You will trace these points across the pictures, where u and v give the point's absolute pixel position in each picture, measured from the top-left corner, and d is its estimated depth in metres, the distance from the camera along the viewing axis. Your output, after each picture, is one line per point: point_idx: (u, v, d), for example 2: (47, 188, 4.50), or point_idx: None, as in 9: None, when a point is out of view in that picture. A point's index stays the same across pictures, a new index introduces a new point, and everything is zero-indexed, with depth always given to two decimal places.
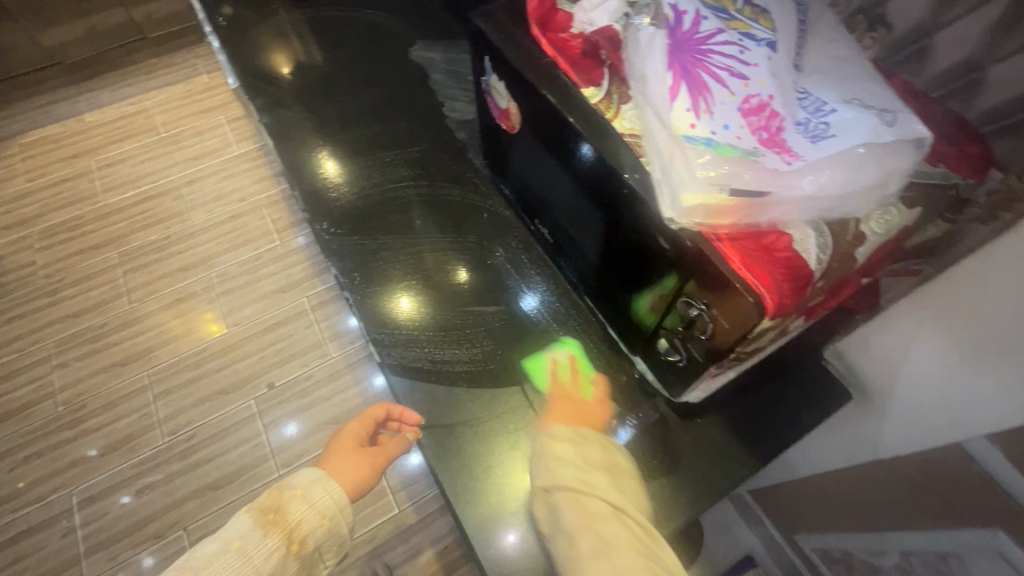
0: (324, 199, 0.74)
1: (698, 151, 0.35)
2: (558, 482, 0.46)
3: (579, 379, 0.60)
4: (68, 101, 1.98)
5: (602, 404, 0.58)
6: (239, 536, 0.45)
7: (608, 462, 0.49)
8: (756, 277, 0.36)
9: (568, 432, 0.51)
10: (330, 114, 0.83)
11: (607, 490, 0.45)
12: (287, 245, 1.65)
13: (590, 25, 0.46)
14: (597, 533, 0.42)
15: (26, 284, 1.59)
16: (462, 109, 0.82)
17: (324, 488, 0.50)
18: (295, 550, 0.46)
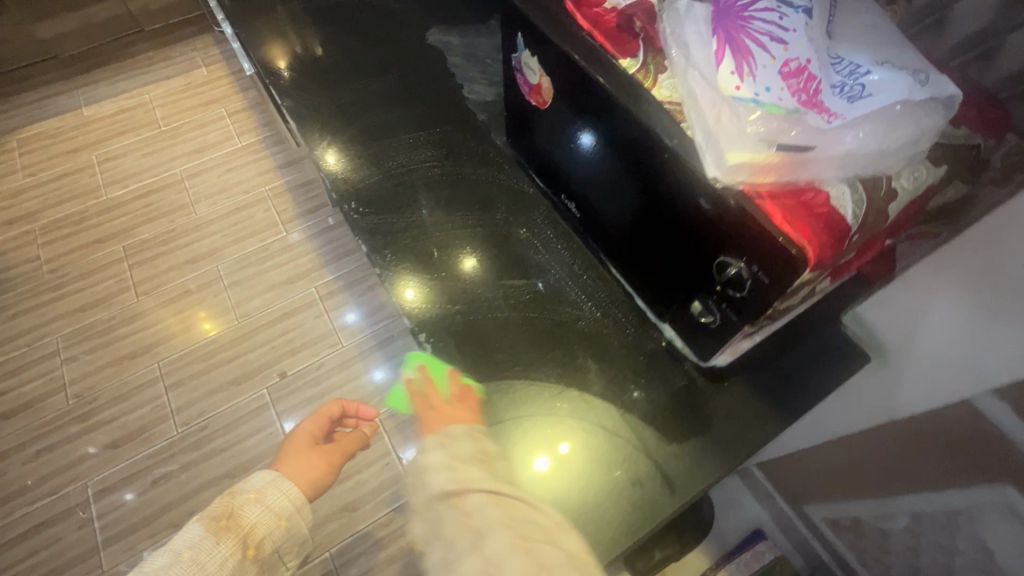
0: (351, 180, 0.76)
1: (745, 110, 0.38)
2: (436, 487, 0.45)
3: (438, 385, 0.59)
4: (66, 96, 1.97)
5: (460, 395, 0.59)
6: (190, 547, 0.57)
7: (479, 451, 0.49)
8: (798, 231, 0.38)
9: (439, 434, 0.51)
10: (351, 97, 0.84)
11: (470, 479, 0.45)
12: (294, 236, 1.66)
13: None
14: (470, 530, 0.41)
15: (30, 278, 1.58)
16: (481, 91, 0.83)
17: (277, 494, 0.64)
18: (251, 553, 0.59)
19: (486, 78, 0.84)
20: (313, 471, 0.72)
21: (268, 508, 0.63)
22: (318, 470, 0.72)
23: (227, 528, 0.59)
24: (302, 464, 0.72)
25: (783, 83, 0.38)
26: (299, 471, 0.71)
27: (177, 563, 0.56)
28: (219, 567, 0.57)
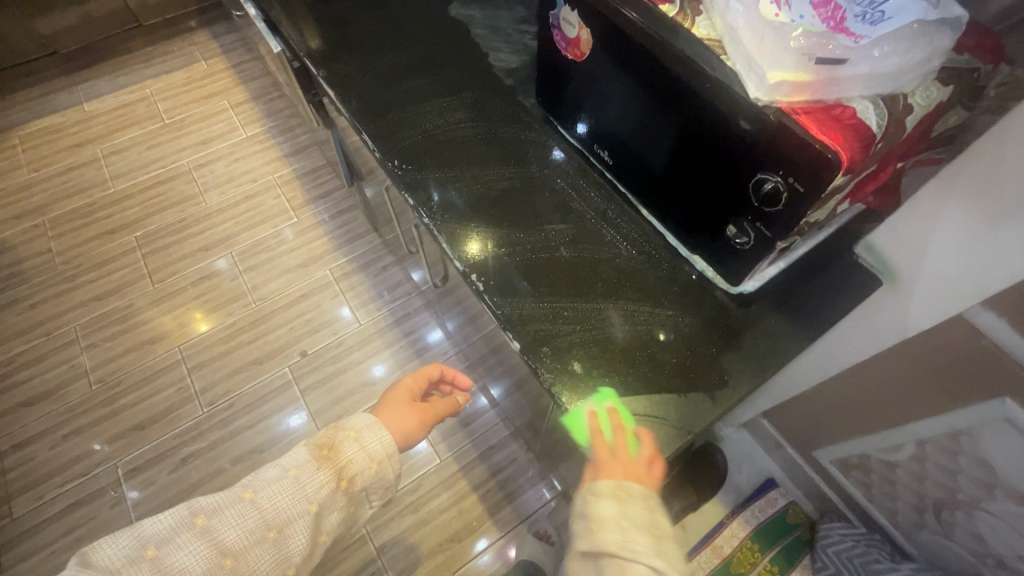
0: (394, 140, 0.80)
1: (784, 31, 0.45)
2: (600, 546, 0.56)
3: (624, 435, 0.60)
4: (66, 91, 1.98)
5: (651, 459, 0.60)
6: (296, 467, 0.68)
7: (648, 518, 0.59)
8: (831, 138, 0.44)
9: (614, 492, 0.60)
10: (383, 66, 0.89)
11: (643, 559, 0.55)
12: (305, 221, 1.70)
13: None
14: None
15: (44, 270, 1.59)
16: (506, 58, 0.88)
17: (374, 438, 0.74)
18: (343, 484, 0.70)
19: (513, 46, 0.89)
20: (406, 424, 0.80)
21: (363, 448, 0.73)
22: (409, 426, 0.80)
23: (329, 458, 0.70)
24: (398, 416, 0.80)
25: (814, 12, 0.45)
26: (393, 421, 0.79)
27: (284, 479, 0.67)
28: (317, 491, 0.68)
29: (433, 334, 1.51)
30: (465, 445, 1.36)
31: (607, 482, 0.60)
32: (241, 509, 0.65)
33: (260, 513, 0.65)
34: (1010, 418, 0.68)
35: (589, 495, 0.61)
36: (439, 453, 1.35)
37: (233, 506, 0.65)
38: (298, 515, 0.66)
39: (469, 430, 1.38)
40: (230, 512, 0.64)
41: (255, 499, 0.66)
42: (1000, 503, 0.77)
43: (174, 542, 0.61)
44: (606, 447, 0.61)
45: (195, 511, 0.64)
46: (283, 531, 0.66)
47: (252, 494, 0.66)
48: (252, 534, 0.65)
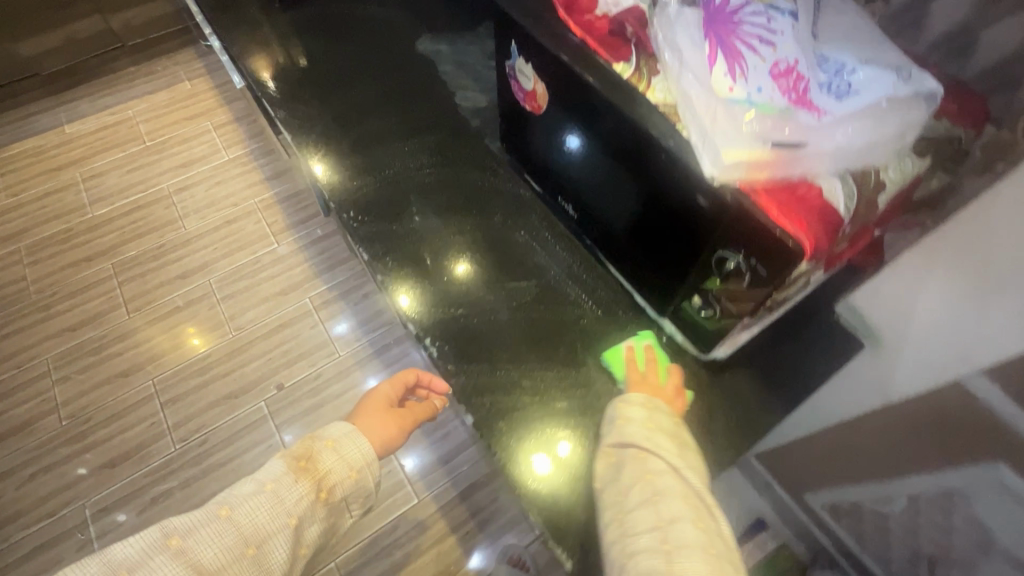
0: (350, 189, 0.77)
1: (741, 109, 0.40)
2: (626, 439, 0.54)
3: (656, 366, 0.61)
4: (47, 113, 1.95)
5: (680, 392, 0.60)
6: (274, 480, 0.67)
7: (674, 430, 0.56)
8: (794, 224, 0.40)
9: (644, 401, 0.57)
10: (343, 103, 0.86)
11: (666, 464, 0.52)
12: (285, 247, 1.66)
13: (616, 7, 0.51)
14: (651, 483, 0.51)
15: (18, 300, 1.55)
16: (473, 95, 0.85)
17: (352, 445, 0.73)
18: (323, 496, 0.69)
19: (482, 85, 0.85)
20: (384, 430, 0.81)
21: (341, 457, 0.72)
22: (386, 432, 0.80)
23: (306, 469, 0.69)
24: (375, 423, 0.81)
25: (775, 83, 0.40)
26: (370, 427, 0.80)
27: (260, 494, 0.65)
28: (296, 504, 0.66)
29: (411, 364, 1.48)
30: (445, 482, 1.31)
31: (638, 393, 0.58)
32: (218, 526, 0.63)
33: (237, 529, 0.63)
34: (1005, 483, 0.62)
35: (616, 401, 0.59)
36: (417, 490, 1.30)
37: (209, 524, 0.63)
38: (278, 529, 0.64)
39: (448, 468, 1.33)
40: (205, 530, 0.62)
41: (232, 515, 0.64)
42: (995, 566, 0.71)
43: (147, 567, 0.59)
44: (639, 372, 0.61)
45: (167, 532, 0.61)
46: (262, 546, 0.64)
47: (228, 511, 0.64)
48: (231, 552, 0.63)
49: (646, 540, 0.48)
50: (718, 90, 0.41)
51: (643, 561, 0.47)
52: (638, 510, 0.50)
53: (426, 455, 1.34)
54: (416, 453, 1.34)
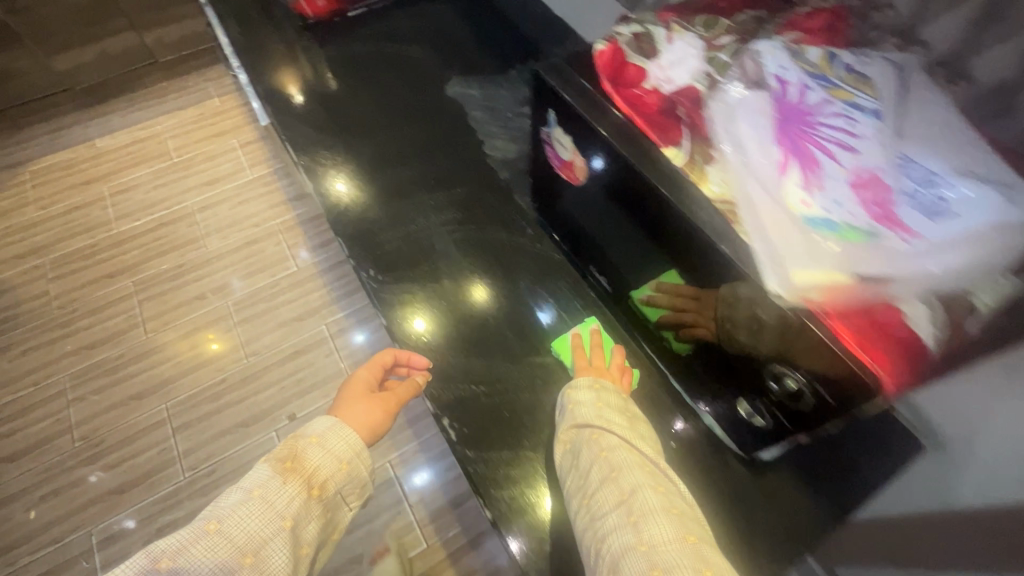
0: (376, 243, 1.02)
1: (818, 228, 0.55)
2: (585, 421, 0.80)
3: (601, 350, 0.90)
4: (79, 126, 1.97)
5: (621, 369, 0.89)
6: (261, 487, 0.77)
7: (618, 403, 0.83)
8: (870, 355, 0.57)
9: (592, 381, 0.85)
10: (367, 152, 1.10)
11: (616, 447, 0.77)
12: (304, 270, 1.64)
13: (666, 82, 0.74)
14: (607, 460, 0.76)
15: (40, 315, 1.56)
16: (502, 146, 1.12)
17: (337, 438, 0.85)
18: (314, 491, 0.80)
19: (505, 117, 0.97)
20: (370, 416, 0.91)
21: (327, 451, 0.84)
22: (372, 414, 0.91)
23: (294, 469, 0.80)
24: (360, 409, 0.92)
25: (854, 197, 0.54)
26: (355, 415, 0.91)
27: (249, 503, 0.75)
28: (287, 505, 0.76)
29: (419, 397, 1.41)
30: (455, 528, 1.27)
31: (586, 376, 0.86)
32: (209, 541, 0.71)
33: (229, 540, 0.72)
34: None
35: (570, 388, 0.85)
36: (427, 535, 1.26)
37: (199, 541, 0.71)
38: (273, 532, 0.74)
39: (459, 511, 1.29)
40: (196, 547, 0.71)
41: (221, 528, 0.73)
42: None
43: None
44: (588, 358, 0.89)
45: (156, 556, 0.70)
46: (258, 553, 0.72)
47: (218, 525, 0.73)
48: (228, 564, 0.70)
49: (615, 518, 0.70)
50: (789, 202, 0.58)
51: (622, 538, 0.68)
52: (606, 491, 0.73)
53: (438, 497, 1.30)
54: (427, 493, 1.30)
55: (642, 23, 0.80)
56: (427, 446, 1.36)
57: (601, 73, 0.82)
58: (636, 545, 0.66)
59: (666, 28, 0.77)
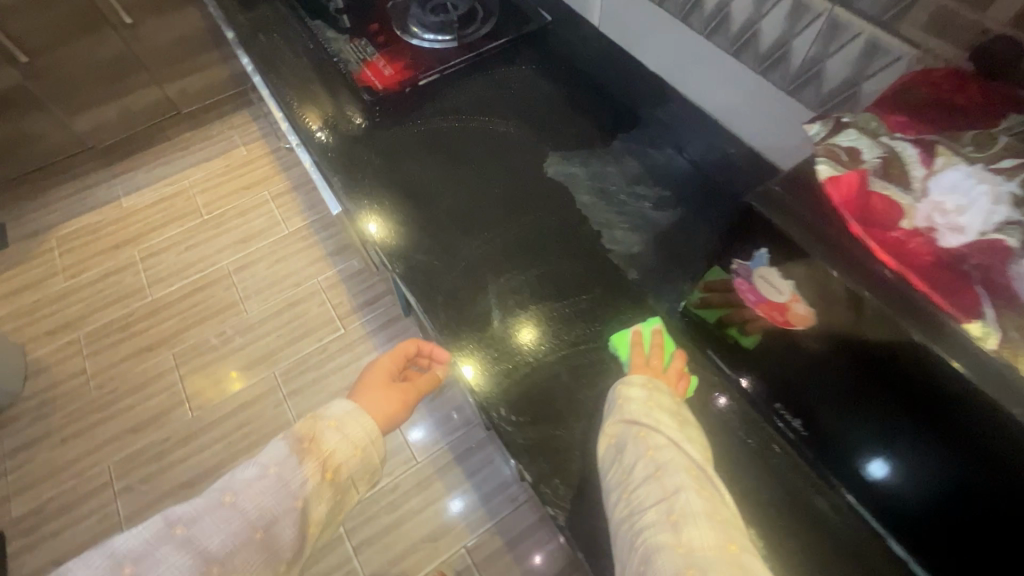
0: (432, 289, 0.70)
1: None
2: (633, 417, 0.54)
3: (661, 351, 0.61)
4: (102, 186, 1.89)
5: (682, 377, 0.60)
6: (276, 463, 0.57)
7: (675, 408, 0.56)
8: None
9: (644, 381, 0.57)
10: (419, 177, 0.79)
11: (660, 426, 0.53)
12: (352, 333, 1.55)
13: (952, 225, 0.37)
14: (653, 459, 0.50)
15: (79, 398, 1.48)
16: (624, 237, 0.71)
17: (356, 424, 0.62)
18: (329, 476, 0.59)
19: (567, 155, 0.79)
20: (388, 406, 0.68)
21: (345, 437, 0.61)
22: (391, 403, 0.68)
23: (310, 450, 0.59)
24: (378, 396, 0.68)
25: None
26: (372, 404, 0.67)
27: (264, 478, 0.56)
28: (302, 485, 0.57)
29: (493, 470, 1.23)
30: None
31: (637, 375, 0.58)
32: (221, 514, 0.54)
33: (242, 514, 0.54)
34: None
35: (620, 384, 0.58)
36: None
37: (210, 513, 0.54)
38: (284, 512, 0.55)
39: None
40: (210, 518, 0.54)
41: (235, 502, 0.55)
42: None
43: (153, 558, 0.51)
44: (645, 357, 0.60)
45: (172, 521, 0.54)
46: (270, 530, 0.55)
47: (233, 497, 0.55)
48: (236, 539, 0.53)
49: (652, 515, 0.47)
50: None
51: (653, 540, 0.46)
52: (643, 485, 0.49)
53: None
54: None
55: (876, 137, 0.43)
56: (507, 525, 1.17)
57: (839, 213, 0.40)
58: (672, 550, 0.44)
59: (918, 144, 0.40)
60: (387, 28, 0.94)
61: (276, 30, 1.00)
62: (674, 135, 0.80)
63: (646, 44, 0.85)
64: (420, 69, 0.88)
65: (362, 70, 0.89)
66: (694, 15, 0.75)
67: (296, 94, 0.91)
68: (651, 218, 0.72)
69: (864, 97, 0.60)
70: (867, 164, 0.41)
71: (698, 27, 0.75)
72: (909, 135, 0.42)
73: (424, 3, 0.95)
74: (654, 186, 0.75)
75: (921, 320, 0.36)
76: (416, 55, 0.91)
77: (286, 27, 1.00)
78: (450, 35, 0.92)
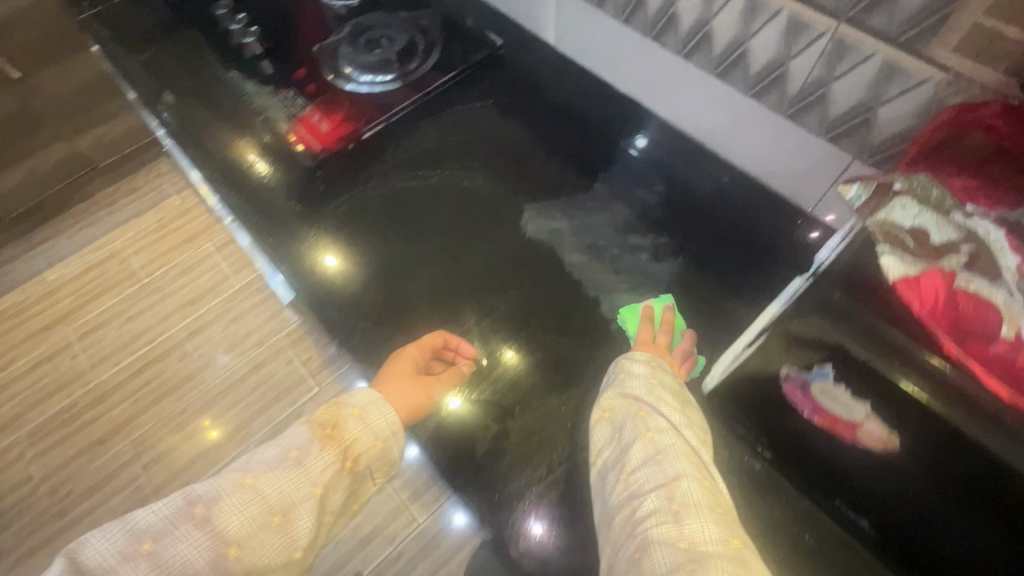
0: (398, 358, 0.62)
1: None
2: (631, 394, 0.52)
3: (670, 328, 0.59)
4: (20, 262, 1.68)
5: (688, 357, 0.58)
6: (299, 446, 0.51)
7: (676, 388, 0.53)
8: None
9: (648, 359, 0.55)
10: (369, 239, 0.70)
11: (660, 405, 0.51)
12: (328, 390, 1.43)
13: None
14: (652, 442, 0.48)
15: (29, 508, 1.32)
16: (626, 300, 0.63)
17: (380, 414, 0.54)
18: (348, 466, 0.52)
19: (544, 211, 0.70)
20: (415, 401, 0.57)
21: (368, 427, 0.54)
22: (419, 399, 0.57)
23: (332, 438, 0.52)
24: (404, 389, 0.57)
25: None
26: (396, 395, 0.56)
27: (285, 462, 0.50)
28: (322, 472, 0.50)
29: None
30: None
31: (643, 351, 0.56)
32: (240, 497, 0.48)
33: (261, 497, 0.48)
34: None
35: (622, 360, 0.56)
36: None
37: (229, 495, 0.47)
38: (302, 499, 0.49)
39: None
40: (228, 500, 0.47)
41: (255, 485, 0.48)
42: None
43: (171, 538, 0.44)
44: (653, 335, 0.58)
45: (191, 499, 0.47)
46: (289, 516, 0.48)
47: (252, 480, 0.48)
48: (255, 522, 0.47)
49: (653, 501, 0.44)
50: None
51: (652, 531, 0.42)
52: (641, 469, 0.47)
53: None
54: None
55: (947, 214, 0.39)
56: None
57: (929, 326, 0.36)
58: (672, 543, 0.41)
59: (1006, 231, 0.37)
60: (317, 73, 0.81)
61: (182, 81, 0.84)
62: (661, 165, 0.72)
63: (614, 66, 0.75)
64: (362, 120, 0.76)
65: (295, 130, 0.76)
66: (668, 34, 0.65)
67: (218, 164, 0.76)
68: (650, 272, 0.65)
69: (878, 124, 0.52)
70: (949, 261, 0.37)
71: (674, 47, 0.66)
72: (986, 211, 0.39)
73: (355, 38, 0.82)
74: (647, 233, 0.68)
75: (1002, 432, 0.35)
76: (354, 102, 0.79)
77: (193, 75, 0.85)
78: (391, 74, 0.80)
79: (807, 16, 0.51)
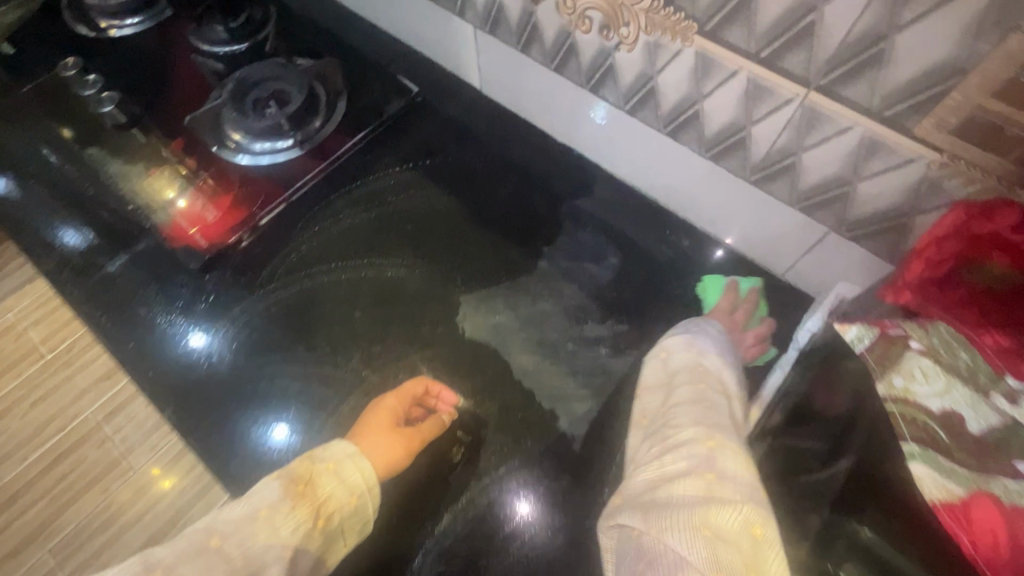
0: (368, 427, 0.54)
1: None
2: (698, 352, 0.50)
3: (750, 310, 0.57)
4: None
5: (760, 342, 0.57)
6: (268, 504, 0.44)
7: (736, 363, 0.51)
8: None
9: (721, 329, 0.54)
10: (276, 355, 0.58)
11: (723, 366, 0.49)
12: None
13: None
14: (704, 404, 0.44)
15: None
16: (580, 409, 0.56)
17: (356, 470, 0.48)
18: (319, 525, 0.45)
19: (483, 304, 0.61)
20: (393, 460, 0.50)
21: (345, 484, 0.47)
22: (397, 455, 0.51)
23: (306, 493, 0.45)
24: (383, 444, 0.50)
25: None
26: (374, 452, 0.50)
27: (254, 520, 0.43)
28: (291, 533, 0.43)
29: None
30: None
31: (718, 321, 0.55)
32: (202, 563, 0.40)
33: (227, 559, 0.40)
34: None
35: (695, 322, 0.55)
36: None
37: (189, 561, 0.40)
38: (269, 561, 0.41)
39: None
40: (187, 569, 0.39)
41: (223, 547, 0.41)
42: None
43: None
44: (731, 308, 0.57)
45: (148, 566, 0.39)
46: None
47: (220, 540, 0.41)
48: None
49: (695, 455, 0.39)
50: None
51: (683, 484, 0.38)
52: (689, 423, 0.43)
53: None
54: None
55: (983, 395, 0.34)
56: None
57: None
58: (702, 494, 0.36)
59: None
60: (198, 143, 0.67)
61: (36, 152, 0.68)
62: (610, 231, 0.63)
63: (548, 115, 0.65)
64: (257, 201, 0.63)
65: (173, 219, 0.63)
66: (607, 87, 0.55)
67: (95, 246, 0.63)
68: (609, 371, 0.57)
69: (858, 199, 0.45)
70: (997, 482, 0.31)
71: (616, 101, 0.56)
72: None
73: (240, 98, 0.68)
74: (603, 320, 0.59)
75: None
76: (245, 178, 0.65)
77: (54, 142, 0.69)
78: (289, 139, 0.66)
79: (769, 79, 0.42)
